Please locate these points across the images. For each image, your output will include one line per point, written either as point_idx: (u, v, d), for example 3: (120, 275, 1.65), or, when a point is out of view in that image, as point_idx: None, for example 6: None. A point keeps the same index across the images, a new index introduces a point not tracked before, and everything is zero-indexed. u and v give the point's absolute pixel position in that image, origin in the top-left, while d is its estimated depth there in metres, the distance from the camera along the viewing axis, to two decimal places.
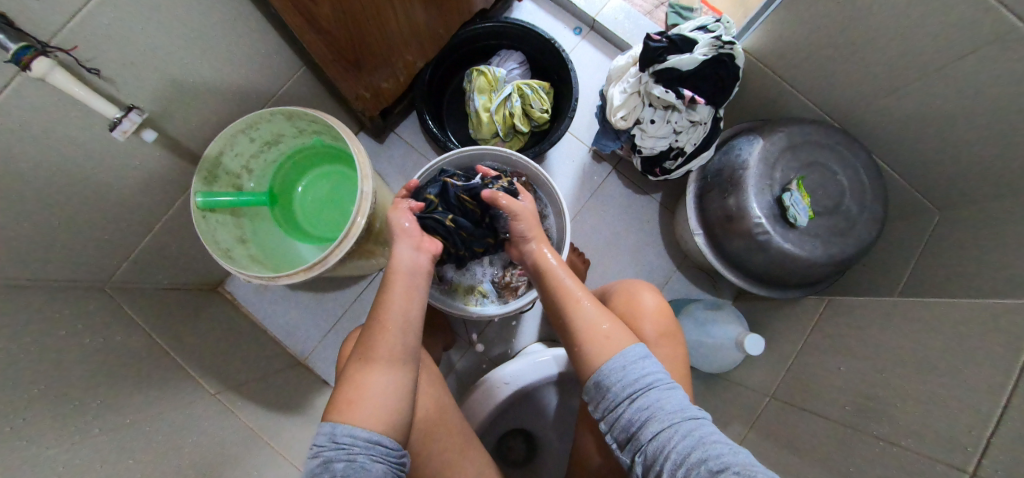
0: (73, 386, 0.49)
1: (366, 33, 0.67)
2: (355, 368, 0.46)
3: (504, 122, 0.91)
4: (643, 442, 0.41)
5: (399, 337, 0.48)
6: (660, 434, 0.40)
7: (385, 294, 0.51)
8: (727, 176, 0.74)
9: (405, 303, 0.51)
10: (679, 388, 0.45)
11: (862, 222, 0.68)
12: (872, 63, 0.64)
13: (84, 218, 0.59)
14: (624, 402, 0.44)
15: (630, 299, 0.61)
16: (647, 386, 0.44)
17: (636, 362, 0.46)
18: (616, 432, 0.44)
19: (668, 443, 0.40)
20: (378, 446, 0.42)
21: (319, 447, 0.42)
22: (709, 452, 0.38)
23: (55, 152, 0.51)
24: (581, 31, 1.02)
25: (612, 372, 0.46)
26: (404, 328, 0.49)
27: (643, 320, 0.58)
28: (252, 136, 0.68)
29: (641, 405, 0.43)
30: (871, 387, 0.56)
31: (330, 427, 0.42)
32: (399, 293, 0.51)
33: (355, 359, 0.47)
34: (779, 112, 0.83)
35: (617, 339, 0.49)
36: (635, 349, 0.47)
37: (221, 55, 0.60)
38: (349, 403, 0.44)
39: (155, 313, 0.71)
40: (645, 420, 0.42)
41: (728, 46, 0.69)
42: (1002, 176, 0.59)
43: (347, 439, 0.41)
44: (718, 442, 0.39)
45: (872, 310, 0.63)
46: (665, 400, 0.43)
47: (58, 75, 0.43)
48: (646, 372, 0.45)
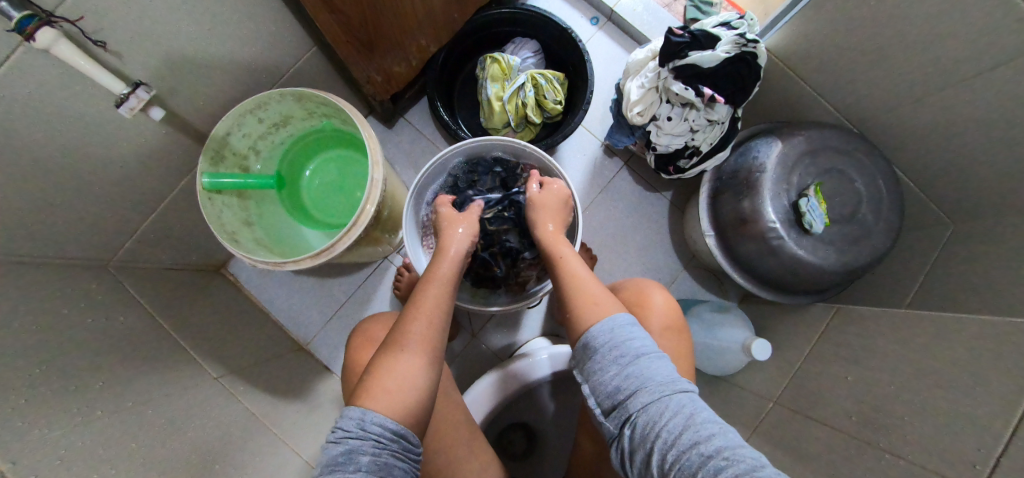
0: (76, 365, 0.48)
1: (381, 14, 0.65)
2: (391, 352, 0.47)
3: (516, 112, 0.89)
4: (632, 413, 0.40)
5: (436, 329, 0.51)
6: (648, 407, 0.39)
7: (425, 292, 0.53)
8: (743, 178, 0.72)
9: (443, 303, 0.53)
10: (669, 360, 0.44)
11: (877, 231, 0.67)
12: (899, 69, 0.63)
13: (87, 195, 0.58)
14: (613, 366, 0.43)
15: (640, 294, 0.59)
16: (637, 355, 0.43)
17: (624, 328, 0.46)
18: (601, 398, 0.43)
19: (657, 418, 0.39)
20: (402, 441, 0.42)
21: (345, 433, 0.41)
22: (699, 433, 0.37)
23: (59, 127, 0.49)
24: (597, 22, 0.99)
25: (601, 338, 0.45)
26: (442, 325, 0.52)
27: (650, 313, 0.57)
28: (260, 117, 0.66)
29: (631, 373, 0.42)
30: (878, 399, 0.56)
31: (361, 413, 0.42)
32: (437, 281, 0.55)
33: (389, 342, 0.49)
34: (796, 114, 0.81)
35: (609, 306, 0.49)
36: (622, 317, 0.47)
37: (230, 32, 0.58)
38: (383, 391, 0.44)
39: (156, 293, 0.70)
40: (634, 389, 0.41)
41: (752, 45, 0.68)
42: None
43: (376, 429, 0.41)
44: (708, 422, 0.38)
45: (883, 321, 0.63)
46: (653, 372, 0.42)
47: (63, 47, 0.41)
48: (635, 340, 0.44)
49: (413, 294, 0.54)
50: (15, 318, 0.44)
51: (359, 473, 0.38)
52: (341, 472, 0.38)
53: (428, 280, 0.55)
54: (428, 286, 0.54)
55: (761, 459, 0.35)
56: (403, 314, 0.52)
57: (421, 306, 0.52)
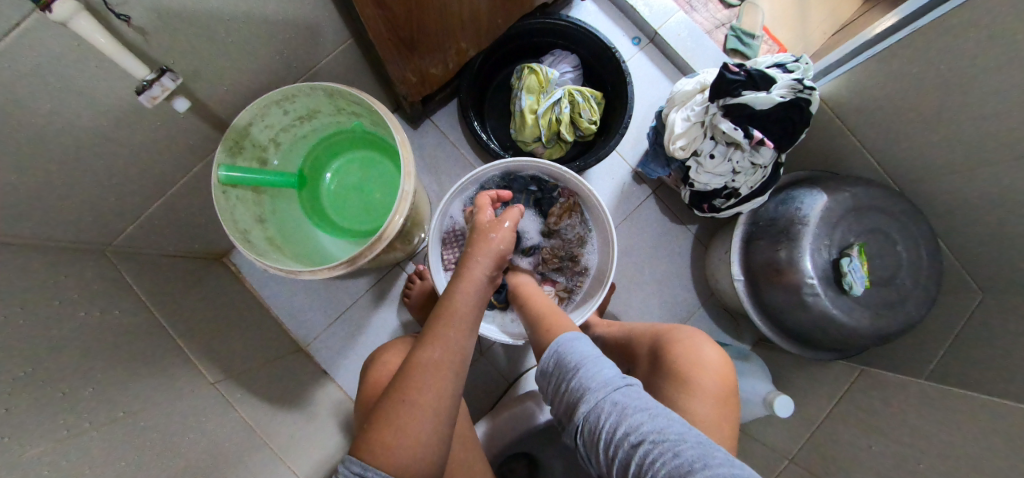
0: (60, 373, 0.43)
1: (427, 14, 0.61)
2: (398, 398, 0.41)
3: (549, 128, 0.86)
4: (579, 422, 0.44)
5: (450, 374, 0.43)
6: (588, 413, 0.43)
7: (442, 326, 0.46)
8: (783, 227, 0.70)
9: (460, 342, 0.46)
10: (610, 362, 0.47)
11: (915, 298, 0.65)
12: (957, 137, 0.61)
13: (92, 177, 0.53)
14: (562, 382, 0.47)
15: (689, 351, 0.52)
16: (578, 364, 0.47)
17: (569, 344, 0.50)
18: (562, 414, 0.47)
19: (597, 420, 0.42)
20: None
21: None
22: (631, 423, 0.40)
23: (68, 106, 0.44)
24: (639, 42, 0.96)
25: (555, 360, 0.50)
26: (457, 368, 0.44)
27: (702, 375, 0.50)
28: (286, 109, 0.61)
29: (574, 385, 0.46)
30: (906, 475, 0.54)
31: (361, 470, 0.37)
32: (458, 319, 0.47)
33: (395, 379, 0.43)
34: (837, 165, 0.79)
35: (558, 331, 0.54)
36: (568, 337, 0.51)
37: (266, 18, 0.53)
38: (385, 445, 0.38)
39: (154, 284, 0.65)
40: (577, 400, 0.45)
41: (808, 91, 0.65)
42: None
43: None
44: (640, 409, 0.41)
45: (912, 392, 0.61)
46: (593, 377, 0.45)
47: (84, 23, 0.36)
48: (578, 350, 0.49)
49: (427, 327, 0.46)
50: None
51: None
52: None
53: (446, 315, 0.47)
54: (446, 318, 0.47)
55: (684, 436, 0.38)
56: (414, 347, 0.45)
57: (436, 344, 0.44)
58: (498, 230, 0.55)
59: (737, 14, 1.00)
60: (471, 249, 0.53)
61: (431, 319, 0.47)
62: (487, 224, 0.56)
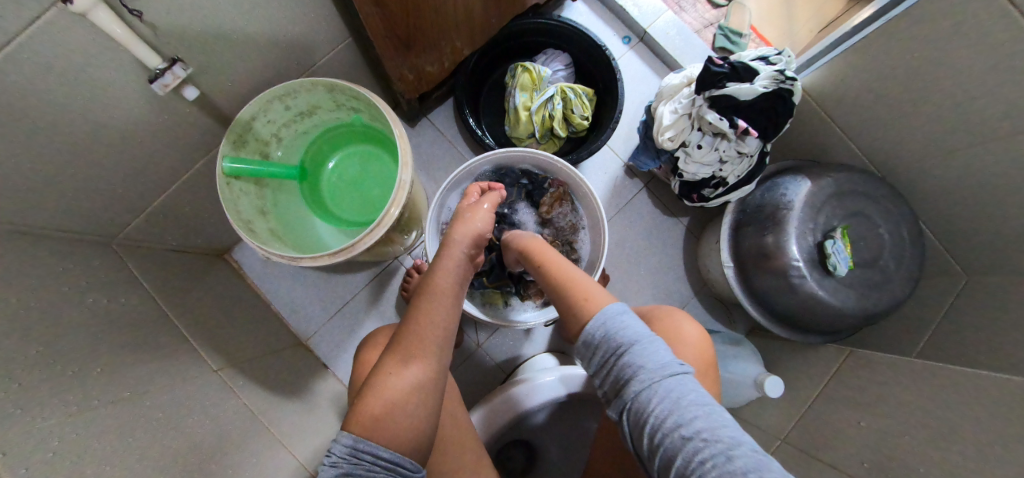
0: (71, 354, 0.45)
1: (422, 12, 0.64)
2: (383, 373, 0.43)
3: (543, 124, 0.89)
4: (627, 401, 0.42)
5: (435, 348, 0.45)
6: (639, 395, 0.40)
7: (426, 300, 0.48)
8: (769, 214, 0.73)
9: (445, 316, 0.47)
10: (663, 343, 0.44)
11: (898, 279, 0.67)
12: (933, 122, 0.63)
13: (102, 169, 0.55)
14: (611, 358, 0.44)
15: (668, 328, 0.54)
16: (630, 342, 0.43)
17: (615, 318, 0.46)
18: (606, 387, 0.45)
19: (645, 405, 0.40)
20: (398, 468, 0.39)
21: (338, 458, 0.38)
22: (682, 416, 0.38)
23: (82, 98, 0.47)
24: (629, 41, 0.99)
25: (598, 331, 0.46)
26: (440, 342, 0.46)
27: (681, 348, 0.52)
28: (287, 105, 0.64)
29: (623, 363, 0.43)
30: (893, 447, 0.55)
31: (353, 441, 0.38)
32: (440, 295, 0.48)
33: (382, 357, 0.45)
34: (821, 154, 0.82)
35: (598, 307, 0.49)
36: (614, 308, 0.47)
37: (270, 16, 0.56)
38: (375, 416, 0.40)
39: (159, 275, 0.67)
40: (626, 380, 0.42)
41: (789, 82, 0.68)
42: None
43: (369, 457, 0.38)
44: (694, 403, 0.39)
45: (898, 369, 0.63)
46: (646, 359, 0.42)
47: (102, 14, 0.38)
48: (628, 326, 0.45)
49: (411, 306, 0.48)
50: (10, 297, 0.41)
51: None
52: None
53: (428, 292, 0.49)
54: (430, 295, 0.48)
55: (738, 438, 0.36)
56: (400, 326, 0.47)
57: (419, 320, 0.46)
58: (475, 211, 0.58)
59: (724, 14, 1.03)
60: (450, 230, 0.56)
61: (415, 298, 0.49)
62: (466, 210, 0.59)
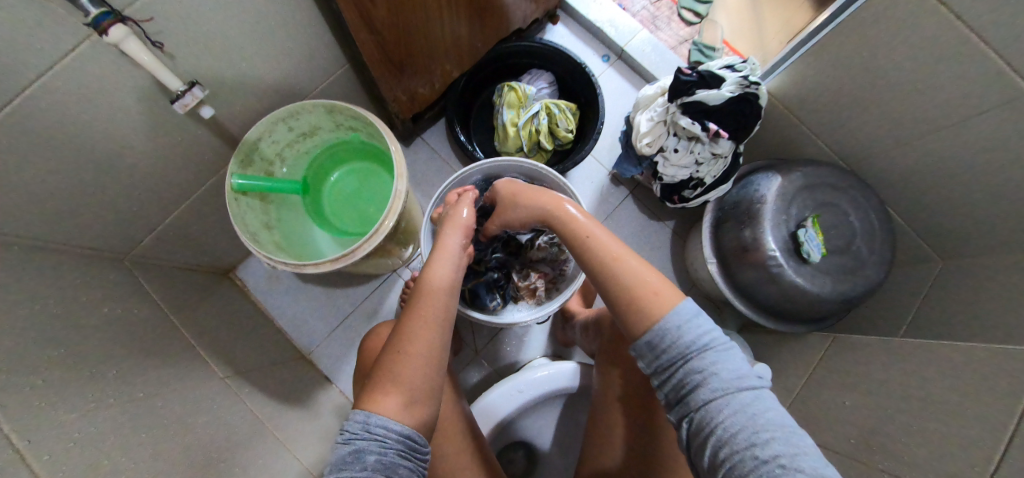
0: (89, 356, 0.48)
1: (413, 37, 0.70)
2: (390, 357, 0.45)
3: (530, 138, 0.94)
4: (693, 408, 0.40)
5: (437, 329, 0.48)
6: (710, 403, 0.39)
7: (425, 290, 0.51)
8: (745, 209, 0.77)
9: (443, 302, 0.50)
10: (740, 356, 0.42)
11: (871, 263, 0.71)
12: (886, 117, 0.69)
13: (120, 189, 0.60)
14: (680, 363, 0.42)
15: None
16: (706, 350, 0.41)
17: (692, 321, 0.43)
18: (668, 391, 0.43)
19: (713, 417, 0.38)
20: (408, 441, 0.42)
21: (352, 435, 0.41)
22: (757, 434, 0.36)
23: (106, 122, 0.52)
24: (608, 59, 1.06)
25: (669, 332, 0.43)
26: (441, 324, 0.49)
27: None
28: (291, 126, 0.69)
29: (695, 370, 0.40)
30: (876, 421, 0.57)
31: (365, 416, 0.41)
32: (436, 286, 0.51)
33: (388, 345, 0.48)
34: (792, 153, 0.87)
35: (665, 292, 0.45)
36: (686, 306, 0.44)
37: (275, 46, 0.62)
38: (384, 392, 0.43)
39: (168, 290, 0.70)
40: (695, 388, 0.40)
41: (754, 86, 0.73)
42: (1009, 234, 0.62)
43: (381, 430, 0.41)
44: (771, 425, 0.36)
45: (878, 349, 0.66)
46: (720, 369, 0.40)
47: (132, 44, 0.44)
48: (705, 332, 0.42)
49: (410, 298, 0.51)
50: (28, 304, 0.45)
51: (365, 471, 0.38)
52: (347, 472, 0.38)
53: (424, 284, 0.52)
54: (431, 287, 0.51)
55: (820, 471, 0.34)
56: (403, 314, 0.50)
57: (421, 308, 0.49)
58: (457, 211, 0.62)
59: (697, 31, 1.11)
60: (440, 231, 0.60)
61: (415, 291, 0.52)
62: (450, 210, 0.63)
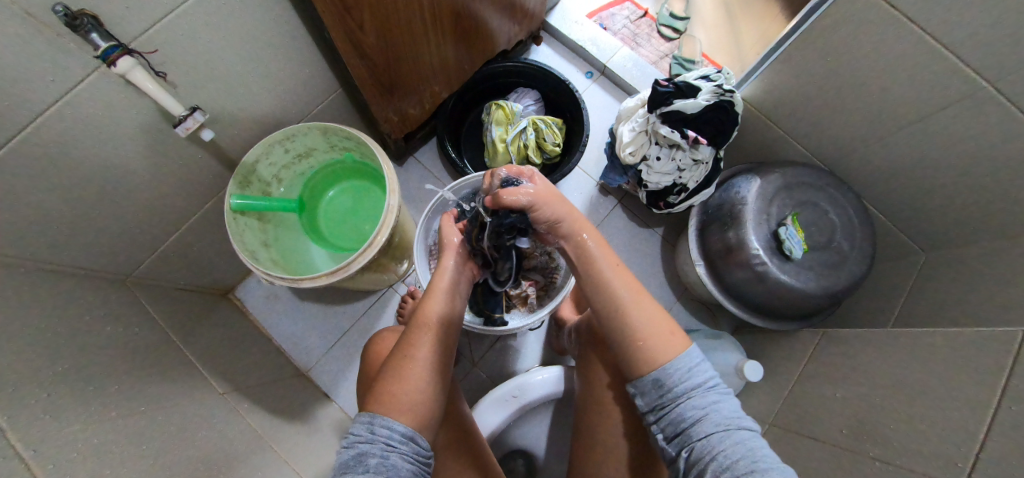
0: (92, 372, 0.49)
1: (401, 61, 0.74)
2: (397, 365, 0.47)
3: (519, 152, 0.97)
4: (692, 440, 0.42)
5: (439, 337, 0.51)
6: (711, 434, 0.41)
7: (430, 305, 0.54)
8: (728, 211, 0.79)
9: (442, 329, 0.52)
10: (736, 399, 0.45)
11: (852, 257, 0.73)
12: (855, 118, 0.72)
13: (124, 212, 0.62)
14: (680, 399, 0.44)
15: None
16: (706, 390, 0.44)
17: (698, 365, 0.46)
18: (666, 425, 0.45)
19: (713, 446, 0.40)
20: (411, 444, 0.43)
21: (356, 438, 0.42)
22: (756, 462, 0.38)
23: (112, 149, 0.55)
24: (592, 75, 1.11)
25: (676, 371, 0.45)
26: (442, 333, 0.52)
27: None
28: (287, 148, 0.73)
29: (695, 406, 0.43)
30: (867, 412, 0.58)
31: (370, 418, 0.43)
32: (439, 299, 0.54)
33: (395, 353, 0.50)
34: (771, 157, 0.90)
35: (667, 335, 0.47)
36: (693, 352, 0.47)
37: (272, 73, 0.66)
38: (391, 396, 0.45)
39: (169, 310, 0.72)
40: (694, 421, 0.43)
41: (728, 94, 0.76)
42: (993, 220, 0.65)
43: (385, 431, 0.42)
44: (767, 456, 0.39)
45: (865, 341, 0.67)
46: (720, 406, 0.43)
47: (138, 73, 0.47)
48: (707, 374, 0.46)
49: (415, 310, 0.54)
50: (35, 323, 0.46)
51: (367, 473, 0.38)
52: (350, 473, 0.38)
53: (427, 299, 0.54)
54: (433, 302, 0.54)
55: None
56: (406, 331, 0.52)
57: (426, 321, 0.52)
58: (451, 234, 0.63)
59: (676, 46, 1.16)
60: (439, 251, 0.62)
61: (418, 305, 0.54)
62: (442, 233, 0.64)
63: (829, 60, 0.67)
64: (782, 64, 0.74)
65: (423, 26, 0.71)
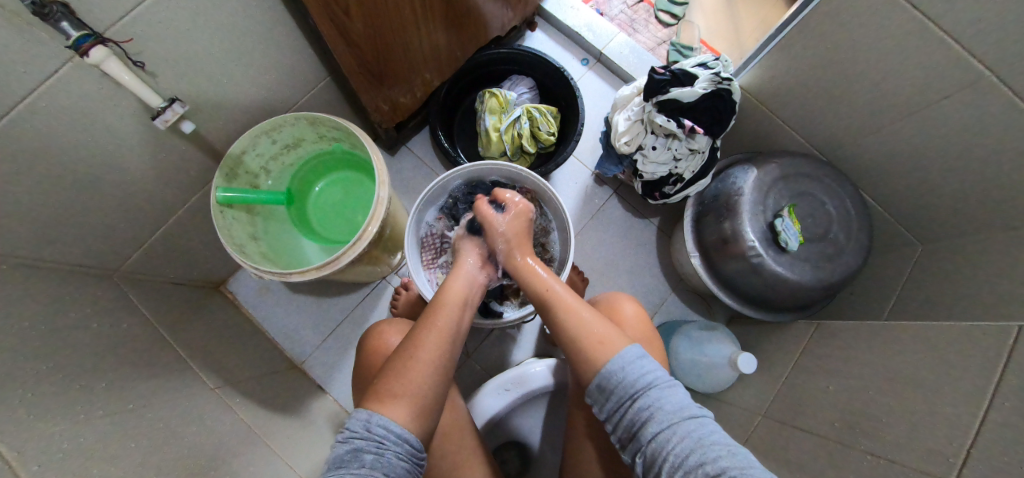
0: (78, 370, 0.48)
1: (390, 48, 0.71)
2: (400, 363, 0.46)
3: (513, 142, 0.96)
4: (643, 442, 0.42)
5: (447, 338, 0.49)
6: (659, 434, 0.41)
7: (439, 308, 0.52)
8: (723, 202, 0.78)
9: (450, 337, 0.50)
10: (681, 387, 0.45)
11: (849, 248, 0.72)
12: (854, 108, 0.70)
13: (107, 206, 0.61)
14: (626, 401, 0.45)
15: (611, 309, 0.66)
16: (648, 385, 0.44)
17: (634, 362, 0.46)
18: (619, 430, 0.45)
19: (665, 444, 0.41)
20: (406, 444, 0.42)
21: (352, 433, 0.41)
22: (707, 455, 0.39)
23: (90, 141, 0.53)
24: (588, 63, 1.09)
25: (616, 375, 0.46)
26: (453, 336, 0.50)
27: (624, 326, 0.63)
28: (274, 139, 0.71)
29: (640, 406, 0.43)
30: (859, 404, 0.58)
31: (367, 414, 0.42)
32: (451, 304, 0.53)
33: (401, 348, 0.49)
34: (769, 146, 0.88)
35: (614, 339, 0.49)
36: (632, 350, 0.47)
37: (256, 62, 0.64)
38: (390, 393, 0.44)
39: (158, 305, 0.71)
40: (643, 421, 0.43)
41: (726, 82, 0.74)
42: (989, 215, 0.64)
43: (381, 430, 0.41)
44: (717, 444, 0.39)
45: (859, 334, 0.67)
46: (665, 400, 0.43)
47: (113, 64, 0.45)
48: (647, 371, 0.45)
49: (427, 310, 0.52)
50: (18, 322, 0.46)
51: (361, 470, 0.38)
52: (345, 469, 0.38)
53: (438, 302, 0.53)
54: (444, 301, 0.53)
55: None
56: (413, 329, 0.51)
57: (435, 322, 0.50)
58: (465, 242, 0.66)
59: (675, 32, 1.13)
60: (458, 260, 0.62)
61: (429, 307, 0.53)
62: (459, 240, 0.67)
63: (829, 48, 0.65)
64: (782, 51, 0.72)
65: (412, 11, 0.68)
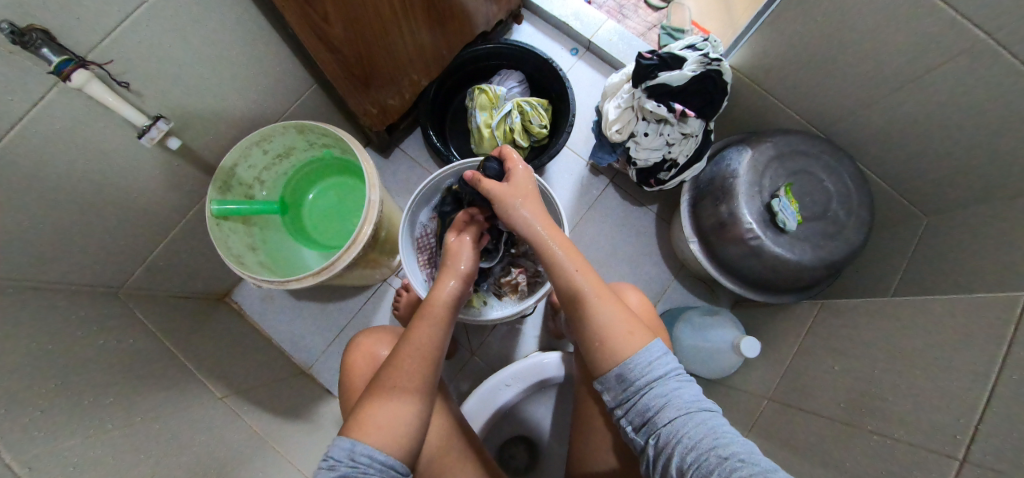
0: (87, 387, 0.50)
1: (374, 52, 0.71)
2: (382, 389, 0.46)
3: (505, 137, 0.95)
4: (657, 426, 0.42)
5: (429, 357, 0.49)
6: (675, 420, 0.41)
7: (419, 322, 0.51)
8: (719, 185, 0.77)
9: (429, 352, 0.49)
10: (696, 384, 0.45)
11: (849, 225, 0.71)
12: (847, 82, 0.68)
13: (105, 225, 0.62)
14: (644, 389, 0.44)
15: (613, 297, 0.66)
16: (666, 375, 0.44)
17: (660, 357, 0.46)
18: (631, 415, 0.45)
19: (680, 429, 0.40)
20: (391, 469, 0.43)
21: (336, 462, 0.41)
22: (719, 440, 0.38)
23: (82, 163, 0.54)
24: (577, 52, 1.07)
25: (638, 365, 0.45)
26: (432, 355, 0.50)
27: None
28: (265, 149, 0.71)
29: (658, 393, 0.43)
30: (864, 384, 0.57)
31: (350, 444, 0.42)
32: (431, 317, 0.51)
33: (383, 372, 0.48)
34: (764, 125, 0.86)
35: (635, 338, 0.47)
36: (658, 345, 0.47)
37: (241, 74, 0.64)
38: (370, 422, 0.44)
39: (163, 319, 0.73)
40: (659, 407, 0.43)
41: (715, 63, 0.73)
42: (995, 182, 0.62)
43: (365, 458, 0.42)
44: (728, 433, 0.40)
45: (864, 312, 0.65)
46: (682, 391, 0.43)
47: (95, 87, 0.46)
48: (669, 365, 0.45)
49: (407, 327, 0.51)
50: (26, 344, 0.47)
51: None
52: None
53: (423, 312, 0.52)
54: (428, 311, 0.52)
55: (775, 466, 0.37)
56: (398, 344, 0.50)
57: (414, 339, 0.50)
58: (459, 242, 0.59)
59: (665, 15, 1.11)
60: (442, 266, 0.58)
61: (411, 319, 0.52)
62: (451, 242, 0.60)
63: (819, 21, 0.64)
64: (771, 27, 0.70)
65: (393, 14, 0.68)
